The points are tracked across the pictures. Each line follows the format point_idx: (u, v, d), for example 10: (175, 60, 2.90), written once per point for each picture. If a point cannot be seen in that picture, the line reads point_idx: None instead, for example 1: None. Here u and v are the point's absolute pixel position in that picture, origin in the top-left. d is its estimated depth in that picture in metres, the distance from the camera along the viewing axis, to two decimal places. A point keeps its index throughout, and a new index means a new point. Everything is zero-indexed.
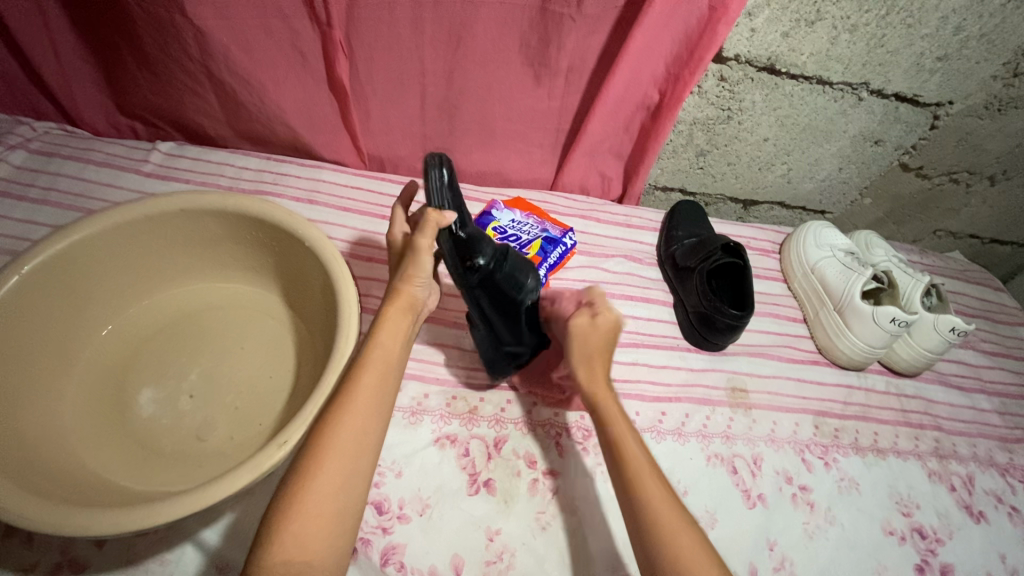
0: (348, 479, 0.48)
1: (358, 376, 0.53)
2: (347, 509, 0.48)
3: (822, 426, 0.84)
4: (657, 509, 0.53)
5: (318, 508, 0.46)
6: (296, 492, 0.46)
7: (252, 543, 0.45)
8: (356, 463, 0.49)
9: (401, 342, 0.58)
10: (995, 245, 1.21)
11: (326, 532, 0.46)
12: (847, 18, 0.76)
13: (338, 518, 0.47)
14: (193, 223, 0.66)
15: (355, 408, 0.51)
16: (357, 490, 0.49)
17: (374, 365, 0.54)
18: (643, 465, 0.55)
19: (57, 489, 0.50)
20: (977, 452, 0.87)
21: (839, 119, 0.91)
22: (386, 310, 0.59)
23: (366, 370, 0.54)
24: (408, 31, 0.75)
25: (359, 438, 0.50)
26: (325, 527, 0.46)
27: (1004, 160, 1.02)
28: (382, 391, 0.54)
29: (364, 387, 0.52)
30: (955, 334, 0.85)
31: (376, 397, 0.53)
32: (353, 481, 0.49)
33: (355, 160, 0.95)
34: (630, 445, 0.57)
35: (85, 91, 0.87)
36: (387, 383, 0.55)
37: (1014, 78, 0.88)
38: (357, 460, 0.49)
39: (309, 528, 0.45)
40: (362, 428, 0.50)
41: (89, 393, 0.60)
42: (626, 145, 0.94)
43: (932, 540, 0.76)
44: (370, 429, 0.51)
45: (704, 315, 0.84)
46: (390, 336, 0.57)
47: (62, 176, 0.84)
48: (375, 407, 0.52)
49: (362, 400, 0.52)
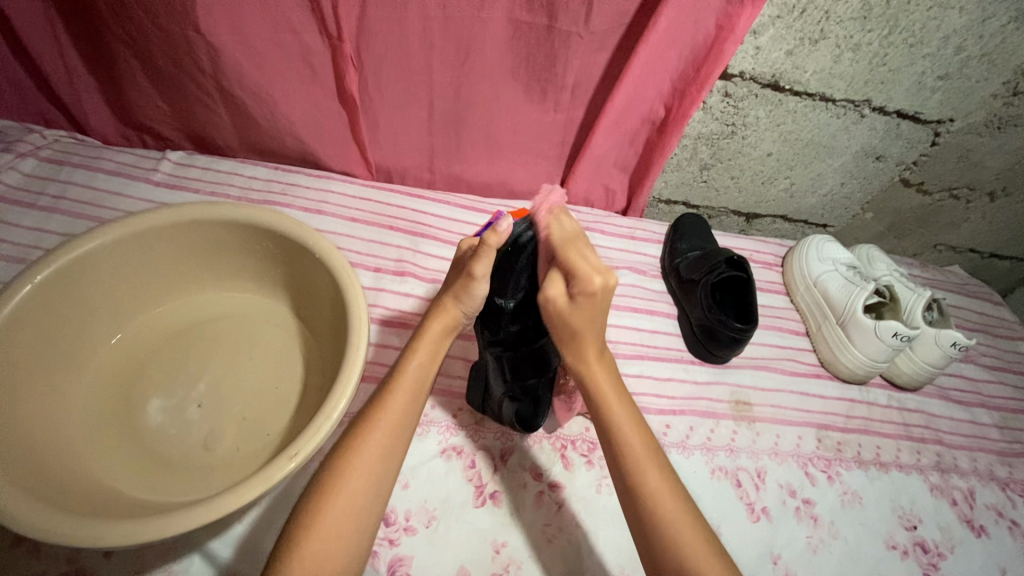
0: (368, 499, 0.49)
1: (388, 395, 0.54)
2: (364, 529, 0.49)
3: (825, 439, 0.84)
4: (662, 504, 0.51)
5: (337, 527, 0.47)
6: (317, 511, 0.47)
7: (272, 555, 0.46)
8: (378, 485, 0.50)
9: (437, 363, 0.58)
10: (995, 259, 1.22)
11: (343, 552, 0.47)
12: (850, 37, 0.77)
13: (357, 538, 0.48)
14: (205, 233, 0.67)
15: (380, 430, 0.52)
16: (376, 510, 0.50)
17: (406, 382, 0.55)
18: (639, 453, 0.53)
19: (66, 499, 0.50)
20: (978, 467, 0.87)
21: (842, 135, 0.92)
22: (428, 328, 0.58)
23: (396, 388, 0.54)
24: (417, 45, 0.76)
25: (383, 457, 0.51)
26: (343, 546, 0.47)
27: (1003, 177, 1.03)
28: (411, 409, 0.54)
29: (393, 405, 0.53)
30: (956, 349, 0.86)
31: (397, 415, 0.53)
32: (373, 502, 0.49)
33: (362, 171, 0.96)
34: (625, 431, 0.54)
35: (96, 101, 0.88)
36: (417, 402, 0.55)
37: (1014, 96, 0.89)
38: (379, 479, 0.50)
39: (327, 548, 0.46)
40: (384, 449, 0.51)
41: (98, 402, 0.60)
42: (631, 159, 0.95)
43: (934, 555, 0.76)
44: (395, 449, 0.52)
45: (708, 328, 0.85)
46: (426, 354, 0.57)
47: (72, 184, 0.85)
48: (402, 425, 0.53)
49: (389, 419, 0.52)
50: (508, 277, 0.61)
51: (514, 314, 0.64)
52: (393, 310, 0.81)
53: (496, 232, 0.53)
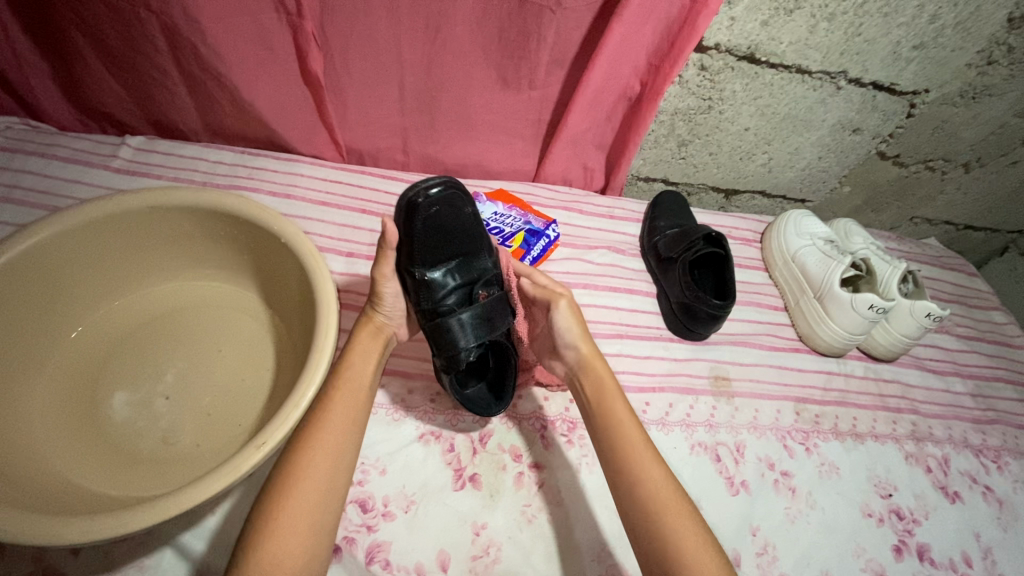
0: (325, 497, 0.49)
1: (330, 399, 0.54)
2: (323, 528, 0.49)
3: (802, 412, 0.85)
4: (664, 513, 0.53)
5: (294, 526, 0.47)
6: (273, 512, 0.47)
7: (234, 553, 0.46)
8: (333, 479, 0.50)
9: (374, 362, 0.60)
10: (969, 231, 1.24)
11: (303, 550, 0.47)
12: (825, 6, 0.76)
13: (315, 535, 0.48)
14: (166, 220, 0.64)
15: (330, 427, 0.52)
16: (334, 505, 0.50)
17: (347, 385, 0.56)
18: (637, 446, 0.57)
19: (26, 500, 0.48)
20: (952, 434, 0.89)
21: (819, 108, 0.92)
22: (357, 335, 0.61)
23: (338, 390, 0.55)
24: (384, 21, 0.73)
25: (336, 457, 0.51)
26: (304, 543, 0.47)
27: (978, 147, 1.03)
28: (355, 410, 0.55)
29: (337, 406, 0.54)
30: (931, 319, 0.87)
31: (348, 414, 0.54)
32: (329, 499, 0.50)
33: (332, 153, 0.93)
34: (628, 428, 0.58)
35: (47, 84, 0.83)
36: (359, 403, 0.56)
37: (988, 66, 0.89)
38: (333, 478, 0.50)
39: (286, 547, 0.46)
40: (335, 447, 0.52)
41: (59, 397, 0.58)
42: (608, 136, 0.94)
43: (909, 521, 0.78)
44: (345, 445, 0.53)
45: (687, 306, 0.84)
46: (363, 359, 0.59)
47: (26, 173, 0.81)
48: (349, 425, 0.54)
49: (337, 420, 0.53)
50: (419, 245, 0.64)
51: (437, 285, 0.65)
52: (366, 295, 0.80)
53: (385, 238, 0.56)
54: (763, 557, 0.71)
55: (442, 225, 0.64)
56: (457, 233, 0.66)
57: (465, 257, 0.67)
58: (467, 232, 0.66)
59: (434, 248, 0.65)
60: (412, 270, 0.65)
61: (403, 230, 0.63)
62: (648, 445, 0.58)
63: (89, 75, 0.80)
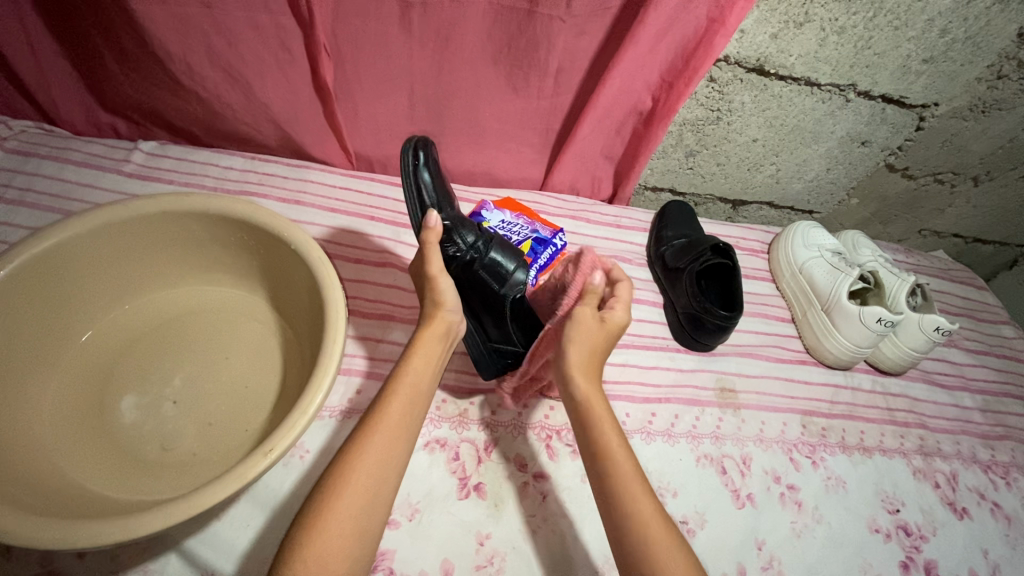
0: (372, 500, 0.48)
1: (387, 402, 0.52)
2: (367, 531, 0.47)
3: (809, 425, 0.84)
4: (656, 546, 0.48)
5: (342, 526, 0.45)
6: (320, 511, 0.45)
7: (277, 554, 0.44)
8: (381, 482, 0.49)
9: (432, 365, 0.57)
10: (978, 244, 1.23)
11: (348, 551, 0.45)
12: (835, 19, 0.76)
13: (359, 538, 0.46)
14: (178, 226, 0.65)
15: (384, 429, 0.51)
16: (381, 508, 0.48)
17: (403, 389, 0.54)
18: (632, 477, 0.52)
19: (36, 502, 0.48)
20: (961, 449, 0.88)
21: (827, 120, 0.92)
22: (421, 334, 0.59)
23: (395, 395, 0.53)
24: (396, 30, 0.74)
25: (385, 459, 0.49)
26: (348, 546, 0.45)
27: (988, 161, 1.03)
28: (411, 411, 0.53)
29: (393, 411, 0.52)
30: (939, 334, 0.86)
31: (404, 418, 0.52)
32: (376, 500, 0.48)
33: (342, 160, 0.94)
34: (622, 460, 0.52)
35: (63, 87, 0.84)
36: (413, 410, 0.53)
37: (999, 80, 0.88)
38: (379, 481, 0.48)
39: (330, 547, 0.44)
40: (387, 449, 0.50)
41: (68, 400, 0.58)
42: (617, 147, 0.94)
43: (917, 538, 0.77)
44: (396, 449, 0.50)
45: (693, 316, 0.84)
46: (421, 365, 0.56)
47: (40, 176, 0.82)
48: (402, 430, 0.52)
49: (390, 423, 0.51)
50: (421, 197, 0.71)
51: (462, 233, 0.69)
52: (373, 301, 0.80)
53: (431, 229, 0.62)
54: (769, 571, 0.70)
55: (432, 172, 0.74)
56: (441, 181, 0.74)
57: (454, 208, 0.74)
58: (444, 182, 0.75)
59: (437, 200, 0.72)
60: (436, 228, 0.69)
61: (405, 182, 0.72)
62: (642, 483, 0.52)
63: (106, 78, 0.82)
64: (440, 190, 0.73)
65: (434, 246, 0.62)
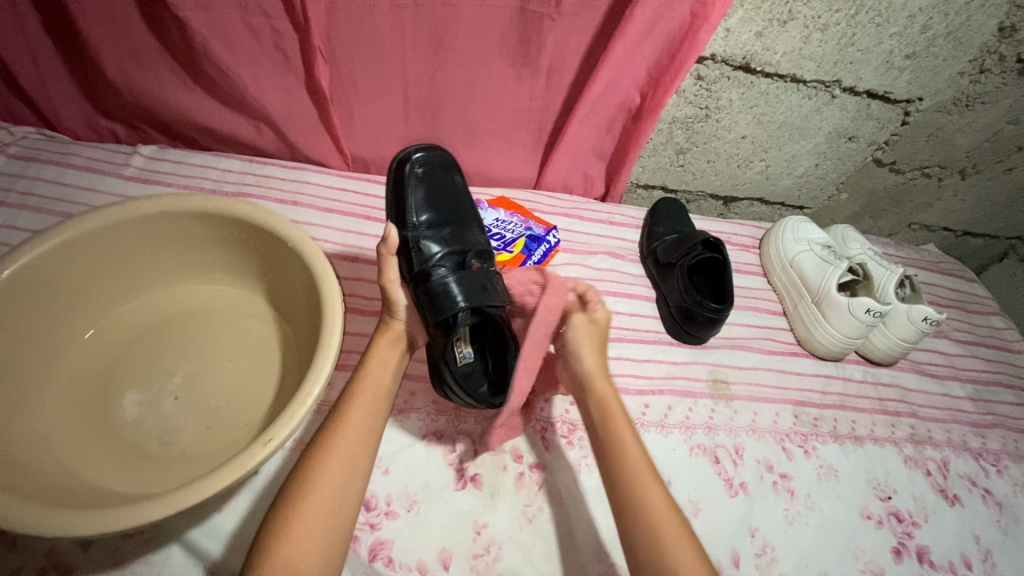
0: (342, 502, 0.52)
1: (349, 409, 0.56)
2: (337, 532, 0.51)
3: (801, 415, 0.86)
4: (662, 525, 0.53)
5: (308, 531, 0.49)
6: (288, 515, 0.49)
7: (250, 553, 0.48)
8: (349, 485, 0.53)
9: (391, 372, 0.62)
10: (969, 237, 1.25)
11: (319, 551, 0.49)
12: (817, 17, 0.78)
13: (328, 541, 0.50)
14: (179, 225, 0.66)
15: (346, 434, 0.55)
16: (348, 512, 0.52)
17: (363, 396, 0.58)
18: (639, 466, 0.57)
19: (43, 493, 0.49)
20: (951, 438, 0.89)
21: (814, 116, 0.94)
22: (377, 341, 0.63)
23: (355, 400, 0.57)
24: (389, 33, 0.76)
25: (350, 463, 0.53)
26: (316, 546, 0.49)
27: (973, 155, 1.05)
28: (373, 416, 0.57)
29: (356, 417, 0.56)
30: (928, 323, 0.87)
31: (367, 423, 0.56)
32: (345, 502, 0.52)
33: (338, 161, 0.95)
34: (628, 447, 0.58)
35: (65, 93, 0.86)
36: (376, 412, 0.58)
37: (981, 74, 0.90)
38: (347, 483, 0.52)
39: (299, 550, 0.48)
40: (352, 453, 0.54)
41: (72, 396, 0.59)
42: (608, 145, 0.95)
43: (908, 524, 0.78)
44: (358, 453, 0.54)
45: (685, 310, 0.85)
46: (381, 370, 0.61)
47: (42, 180, 0.84)
48: (365, 432, 0.56)
49: (355, 430, 0.55)
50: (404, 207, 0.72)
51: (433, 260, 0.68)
52: (369, 298, 0.81)
53: (388, 242, 0.61)
54: (763, 558, 0.71)
55: (428, 187, 0.74)
56: (442, 203, 0.74)
57: (451, 232, 0.73)
58: (455, 207, 0.75)
59: (421, 213, 0.72)
60: (409, 244, 0.69)
61: (392, 187, 0.74)
62: (651, 471, 0.57)
63: (106, 82, 0.83)
64: (429, 203, 0.73)
65: (392, 258, 0.62)
